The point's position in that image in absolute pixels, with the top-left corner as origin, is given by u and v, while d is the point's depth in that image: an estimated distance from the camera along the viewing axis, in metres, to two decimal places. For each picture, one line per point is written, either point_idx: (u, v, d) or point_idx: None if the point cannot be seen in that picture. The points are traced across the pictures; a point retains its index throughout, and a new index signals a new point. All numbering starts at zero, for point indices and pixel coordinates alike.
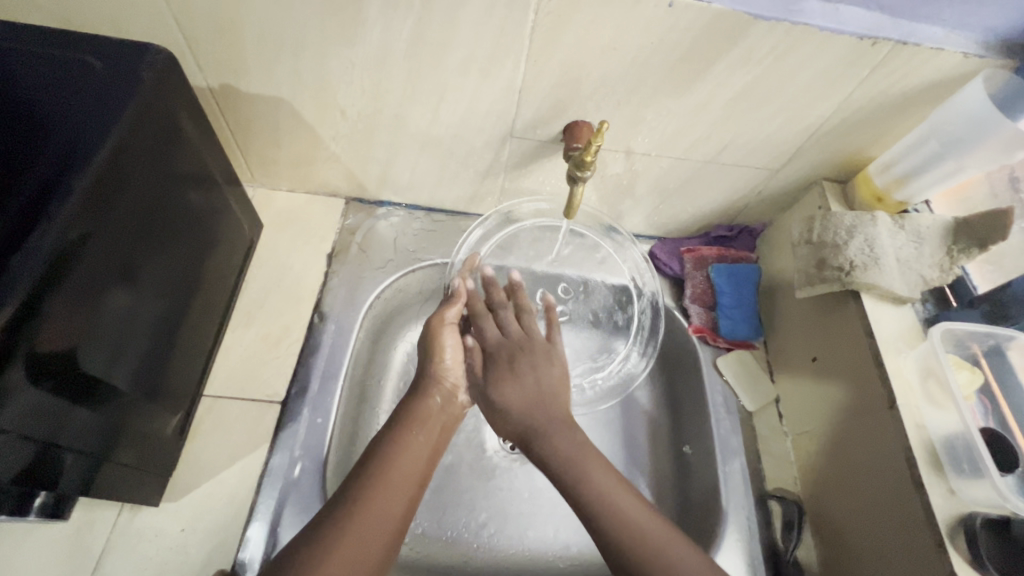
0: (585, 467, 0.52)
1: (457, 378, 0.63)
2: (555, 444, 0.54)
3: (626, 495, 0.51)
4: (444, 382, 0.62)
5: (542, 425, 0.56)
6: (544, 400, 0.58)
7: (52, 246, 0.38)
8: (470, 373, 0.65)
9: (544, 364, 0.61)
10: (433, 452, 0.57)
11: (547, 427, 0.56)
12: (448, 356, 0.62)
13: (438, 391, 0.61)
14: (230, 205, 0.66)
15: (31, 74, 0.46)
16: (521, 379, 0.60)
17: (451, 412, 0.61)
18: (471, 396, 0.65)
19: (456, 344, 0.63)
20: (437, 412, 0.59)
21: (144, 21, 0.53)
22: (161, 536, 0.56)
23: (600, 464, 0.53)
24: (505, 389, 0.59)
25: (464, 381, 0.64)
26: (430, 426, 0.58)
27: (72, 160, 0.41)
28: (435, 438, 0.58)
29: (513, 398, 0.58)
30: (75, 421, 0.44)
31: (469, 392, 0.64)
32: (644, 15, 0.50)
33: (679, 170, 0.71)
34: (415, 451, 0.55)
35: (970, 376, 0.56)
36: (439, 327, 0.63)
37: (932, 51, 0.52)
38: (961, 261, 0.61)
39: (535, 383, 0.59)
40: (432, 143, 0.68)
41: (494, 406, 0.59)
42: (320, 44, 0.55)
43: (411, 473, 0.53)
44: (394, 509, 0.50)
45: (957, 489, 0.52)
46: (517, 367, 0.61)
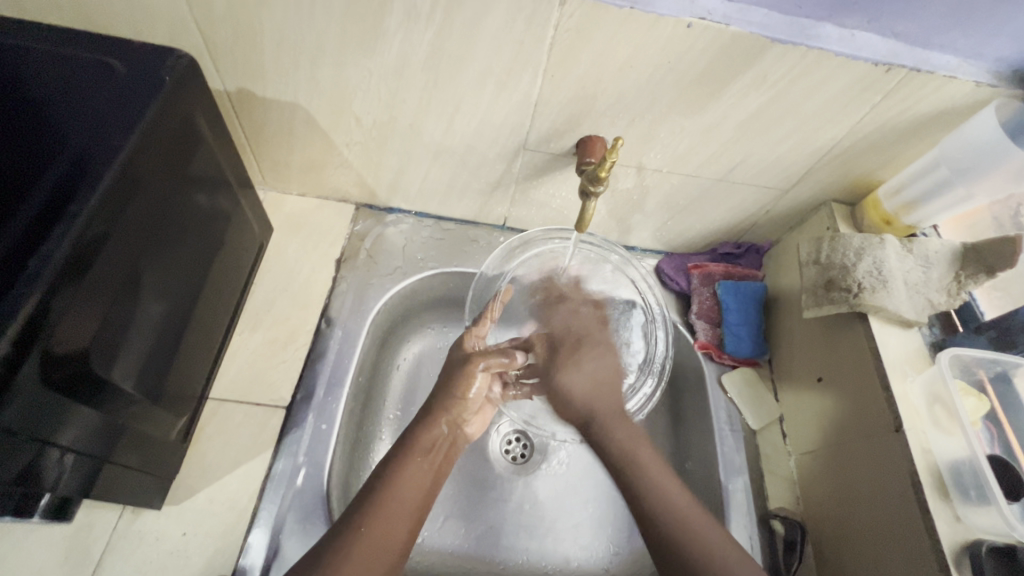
0: (638, 461, 0.58)
1: (470, 412, 0.66)
2: (609, 430, 0.61)
3: (692, 506, 0.54)
4: (465, 410, 0.65)
5: (629, 447, 0.59)
6: (603, 386, 0.64)
7: (70, 247, 0.38)
8: (483, 407, 0.67)
9: (603, 354, 0.67)
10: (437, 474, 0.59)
11: (604, 416, 0.62)
12: (474, 390, 0.65)
13: (444, 423, 0.63)
14: (242, 208, 0.66)
15: (53, 75, 0.46)
16: (582, 368, 0.65)
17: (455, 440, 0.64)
18: (476, 428, 0.67)
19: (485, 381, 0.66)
20: (443, 440, 0.62)
21: (165, 23, 0.53)
22: (162, 541, 0.56)
23: (651, 456, 0.59)
24: (570, 372, 0.65)
25: (473, 414, 0.66)
26: (434, 454, 0.60)
27: (90, 164, 0.42)
28: (439, 462, 0.60)
29: (574, 383, 0.64)
30: (79, 423, 0.44)
31: (472, 425, 0.67)
32: (662, 35, 0.50)
33: (690, 186, 0.71)
34: (415, 478, 0.56)
35: (976, 404, 0.57)
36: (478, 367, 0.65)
37: (944, 78, 0.53)
38: (968, 286, 0.61)
39: (592, 374, 0.65)
40: (446, 153, 0.68)
41: (562, 386, 0.65)
42: (339, 53, 0.56)
43: (413, 495, 0.55)
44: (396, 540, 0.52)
45: (963, 516, 0.52)
46: (577, 354, 0.66)
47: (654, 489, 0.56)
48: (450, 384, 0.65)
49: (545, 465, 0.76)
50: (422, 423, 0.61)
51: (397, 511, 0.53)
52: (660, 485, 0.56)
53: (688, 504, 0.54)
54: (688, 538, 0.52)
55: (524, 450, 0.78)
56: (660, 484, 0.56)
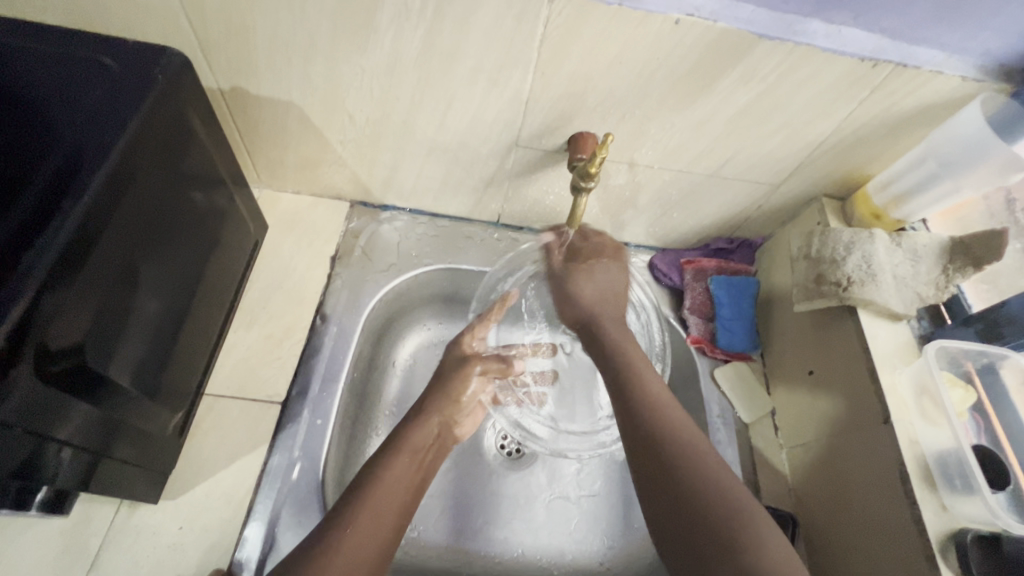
0: (633, 366, 0.57)
1: (462, 412, 0.68)
2: (605, 331, 0.62)
3: (676, 412, 0.53)
4: (456, 411, 0.68)
5: (624, 343, 0.61)
6: (608, 299, 0.65)
7: (65, 243, 0.39)
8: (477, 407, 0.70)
9: (614, 269, 0.68)
10: (423, 475, 0.61)
11: (602, 318, 0.63)
12: (468, 391, 0.69)
13: (435, 424, 0.65)
14: (237, 205, 0.67)
15: (46, 72, 0.46)
16: (593, 279, 0.66)
17: (443, 442, 0.66)
18: (467, 428, 0.70)
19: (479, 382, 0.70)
20: (434, 441, 0.64)
21: (159, 22, 0.53)
22: (159, 535, 0.56)
23: (651, 372, 0.58)
24: (582, 281, 0.66)
25: (466, 414, 0.69)
26: (424, 455, 0.62)
27: (85, 160, 0.42)
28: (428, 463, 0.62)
29: (589, 290, 0.66)
30: (77, 418, 0.44)
31: (465, 425, 0.69)
32: (651, 31, 0.51)
33: (681, 182, 0.72)
34: (402, 472, 0.57)
35: (963, 394, 0.57)
36: (474, 368, 0.70)
37: (931, 73, 0.54)
38: (956, 279, 0.62)
39: (603, 287, 0.66)
40: (439, 149, 0.69)
41: (570, 288, 0.67)
42: (332, 50, 0.56)
43: (400, 485, 0.56)
44: (383, 532, 0.52)
45: (949, 505, 0.53)
46: (594, 265, 0.67)
47: (642, 391, 0.55)
48: (444, 386, 0.68)
49: (540, 460, 0.77)
50: (414, 422, 0.63)
51: (388, 505, 0.54)
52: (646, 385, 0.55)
53: (668, 401, 0.54)
54: (680, 445, 0.49)
55: (519, 444, 0.78)
56: (642, 379, 0.56)
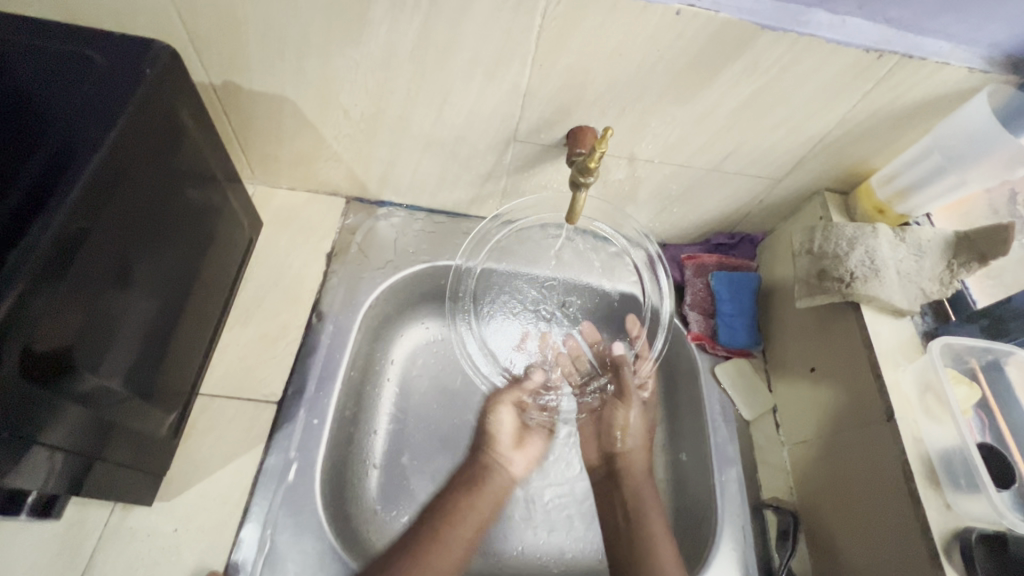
0: (644, 506, 0.69)
1: (508, 451, 0.74)
2: (633, 482, 0.71)
3: (660, 521, 0.68)
4: (496, 452, 0.73)
5: (640, 478, 0.72)
6: (646, 429, 0.74)
7: (51, 243, 0.38)
8: (523, 441, 0.75)
9: (631, 413, 0.74)
10: (482, 524, 0.68)
11: (626, 452, 0.73)
12: (500, 428, 0.74)
13: (496, 479, 0.72)
14: (230, 202, 0.66)
15: (32, 67, 0.45)
16: (630, 420, 0.73)
17: (502, 482, 0.72)
18: (521, 466, 0.74)
19: (509, 417, 0.74)
20: (489, 478, 0.71)
21: (148, 15, 0.52)
22: (153, 537, 0.56)
23: (659, 517, 0.69)
24: (620, 407, 0.74)
25: (513, 452, 0.74)
26: (485, 496, 0.70)
27: (73, 157, 0.41)
28: (489, 504, 0.70)
29: (625, 420, 0.73)
30: (67, 420, 0.44)
31: (520, 462, 0.74)
32: (651, 23, 0.50)
33: (682, 177, 0.71)
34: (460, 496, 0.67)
35: (968, 392, 0.57)
36: (498, 405, 0.74)
37: (937, 64, 0.52)
38: (961, 274, 0.61)
39: (637, 420, 0.74)
40: (436, 145, 0.68)
41: (614, 430, 0.74)
42: (326, 46, 0.55)
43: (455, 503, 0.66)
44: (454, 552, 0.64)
45: (953, 503, 0.52)
46: (617, 407, 0.74)
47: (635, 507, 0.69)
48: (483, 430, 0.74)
49: (539, 457, 0.76)
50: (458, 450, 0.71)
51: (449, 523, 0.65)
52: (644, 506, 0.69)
53: (658, 524, 0.67)
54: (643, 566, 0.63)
55: None
56: (654, 534, 0.66)
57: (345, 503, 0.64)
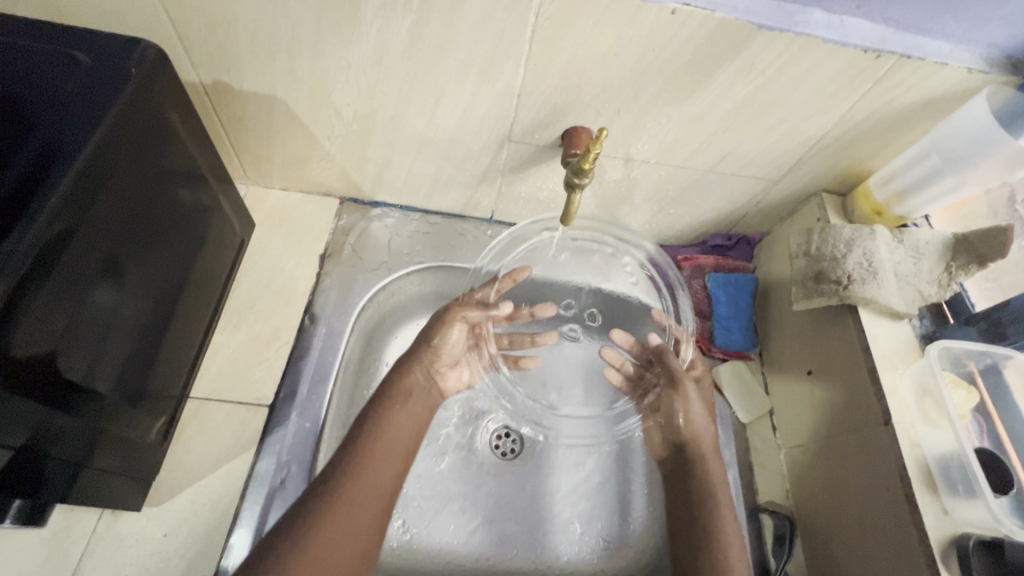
0: (717, 510, 0.59)
1: (445, 367, 0.68)
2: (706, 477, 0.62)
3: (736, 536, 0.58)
4: (435, 368, 0.67)
5: (714, 479, 0.62)
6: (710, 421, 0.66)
7: (33, 246, 0.37)
8: (459, 363, 0.70)
9: (689, 399, 0.67)
10: (418, 431, 0.61)
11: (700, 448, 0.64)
12: (450, 340, 0.67)
13: (421, 369, 0.65)
14: (221, 203, 0.65)
15: (15, 66, 0.44)
16: (693, 403, 0.66)
17: (432, 391, 0.66)
18: (453, 383, 0.70)
19: (460, 333, 0.68)
20: (418, 389, 0.64)
21: (135, 13, 0.51)
22: (142, 543, 0.55)
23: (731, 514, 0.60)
24: (680, 392, 0.68)
25: (450, 368, 0.69)
26: (411, 404, 0.62)
27: (56, 159, 0.40)
28: (417, 415, 0.62)
29: (691, 408, 0.66)
30: (51, 426, 0.43)
31: (452, 379, 0.70)
32: (646, 22, 0.49)
33: (678, 178, 0.70)
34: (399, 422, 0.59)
35: (965, 396, 0.56)
36: (452, 318, 0.67)
37: (935, 65, 0.52)
38: (959, 277, 0.60)
39: (700, 409, 0.66)
40: (430, 145, 0.67)
41: (676, 417, 0.67)
42: (317, 44, 0.54)
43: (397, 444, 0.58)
44: (384, 480, 0.55)
45: (951, 509, 0.52)
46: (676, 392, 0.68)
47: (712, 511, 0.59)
48: (426, 337, 0.66)
49: (535, 459, 0.76)
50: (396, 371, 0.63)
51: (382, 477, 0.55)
52: (721, 511, 0.59)
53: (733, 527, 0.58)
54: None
55: (513, 445, 0.77)
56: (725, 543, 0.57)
57: None
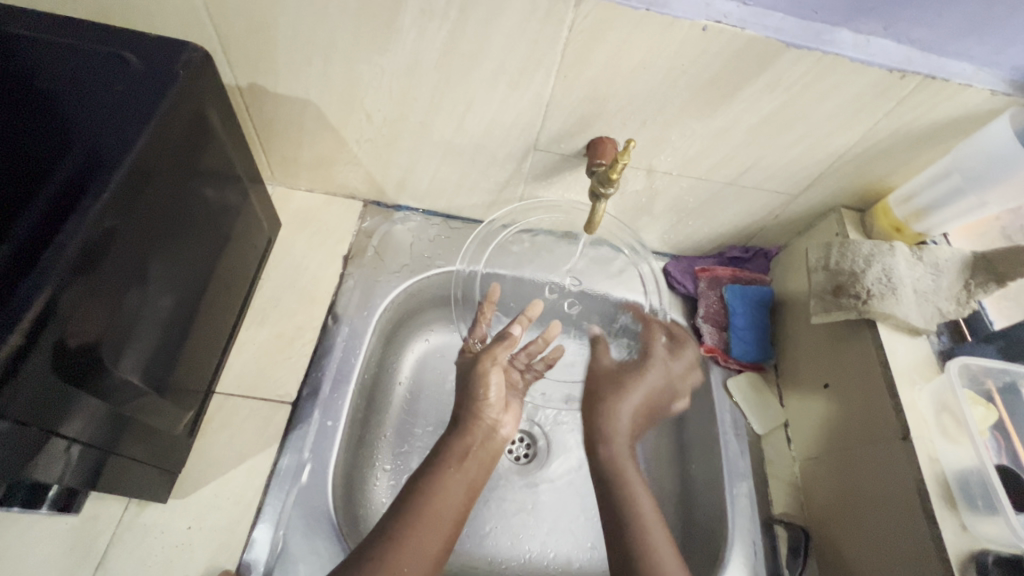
0: (624, 477, 0.62)
1: (498, 412, 0.64)
2: (611, 450, 0.66)
3: (659, 527, 0.57)
4: (483, 417, 0.63)
5: (615, 437, 0.67)
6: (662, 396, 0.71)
7: (83, 241, 0.38)
8: (507, 407, 0.66)
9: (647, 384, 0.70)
10: (470, 489, 0.58)
11: (612, 436, 0.67)
12: (492, 391, 0.63)
13: (479, 427, 0.62)
14: (250, 202, 0.66)
15: (68, 66, 0.46)
16: (630, 401, 0.69)
17: (491, 445, 0.62)
18: (512, 426, 0.66)
19: (500, 381, 0.64)
20: (477, 446, 0.61)
21: (180, 17, 0.53)
22: (167, 534, 0.56)
23: (649, 501, 0.60)
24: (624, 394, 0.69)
25: (502, 415, 0.65)
26: (468, 464, 0.59)
27: (104, 156, 0.42)
28: (473, 474, 0.59)
29: (628, 405, 0.69)
30: (86, 413, 0.44)
31: (507, 426, 0.65)
32: (677, 38, 0.50)
33: (699, 190, 0.71)
34: (452, 488, 0.56)
35: (984, 413, 0.57)
36: (487, 366, 0.63)
37: (959, 86, 0.53)
38: (977, 295, 0.61)
39: (641, 400, 0.69)
40: (456, 152, 0.68)
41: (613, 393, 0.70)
42: (353, 51, 0.56)
43: (453, 496, 0.55)
44: (434, 544, 0.51)
45: (970, 525, 0.52)
46: (626, 384, 0.70)
47: (614, 470, 0.64)
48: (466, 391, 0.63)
49: (548, 465, 0.76)
50: (453, 433, 0.61)
51: (437, 517, 0.53)
52: (629, 485, 0.61)
53: (644, 497, 0.60)
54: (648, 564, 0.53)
55: (527, 450, 0.78)
56: (635, 497, 0.60)
57: (355, 507, 0.64)
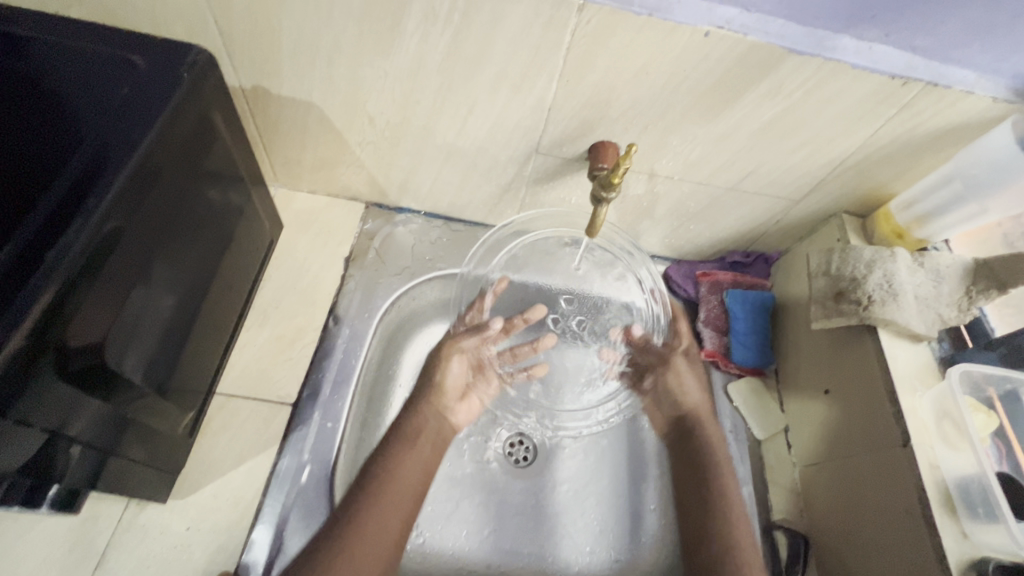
0: (717, 461, 0.66)
1: (453, 401, 0.70)
2: (706, 433, 0.68)
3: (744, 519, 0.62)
4: (440, 403, 0.68)
5: (704, 416, 0.70)
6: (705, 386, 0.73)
7: (88, 241, 0.38)
8: (464, 396, 0.71)
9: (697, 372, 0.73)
10: (427, 471, 0.62)
11: (700, 415, 0.70)
12: (450, 376, 0.69)
13: (432, 414, 0.67)
14: (253, 203, 0.66)
15: (73, 68, 0.46)
16: (690, 380, 0.72)
17: (442, 432, 0.67)
18: (463, 416, 0.71)
19: (460, 369, 0.69)
20: (429, 430, 0.65)
21: (185, 19, 0.53)
22: (166, 535, 0.56)
23: (735, 487, 0.64)
24: (683, 374, 0.72)
25: (456, 402, 0.70)
26: (421, 445, 0.63)
27: (110, 158, 0.42)
28: (427, 455, 0.63)
29: (688, 382, 0.72)
30: (87, 414, 0.44)
31: (460, 413, 0.71)
32: (679, 44, 0.50)
33: (701, 195, 0.71)
34: (409, 471, 0.59)
35: (985, 419, 0.57)
36: (451, 351, 0.69)
37: (961, 93, 0.53)
38: (978, 301, 0.61)
39: (698, 383, 0.72)
40: (459, 155, 0.69)
41: (672, 387, 0.72)
42: (357, 54, 0.56)
43: (410, 482, 0.59)
44: (393, 526, 0.55)
45: (970, 533, 0.52)
46: (680, 370, 0.72)
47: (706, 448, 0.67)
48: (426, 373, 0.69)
49: (548, 469, 0.76)
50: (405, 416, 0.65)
51: (394, 502, 0.56)
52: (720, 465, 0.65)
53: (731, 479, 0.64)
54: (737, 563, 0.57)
55: (526, 453, 0.77)
56: (725, 486, 0.64)
57: (355, 509, 0.64)
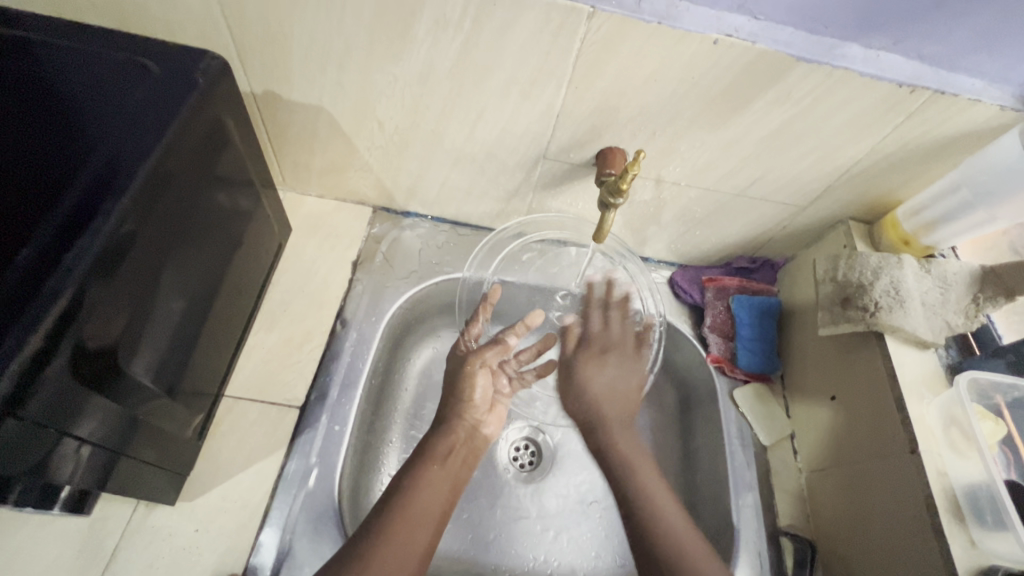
0: (644, 473, 0.59)
1: (483, 413, 0.69)
2: (615, 444, 0.62)
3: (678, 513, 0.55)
4: (471, 412, 0.67)
5: (613, 419, 0.64)
6: (620, 390, 0.67)
7: (104, 244, 0.39)
8: (491, 407, 0.70)
9: (627, 368, 0.68)
10: (454, 486, 0.60)
11: (610, 418, 0.64)
12: (478, 391, 0.68)
13: (462, 427, 0.65)
14: (262, 207, 0.67)
15: (89, 73, 0.47)
16: (605, 369, 0.68)
17: (473, 445, 0.66)
18: (495, 427, 0.70)
19: (485, 382, 0.69)
20: (461, 444, 0.64)
21: (199, 24, 0.54)
22: (174, 537, 0.56)
23: (667, 495, 0.57)
24: (597, 370, 0.68)
25: (485, 415, 0.69)
26: (452, 461, 0.61)
27: (124, 162, 0.42)
28: (457, 470, 0.62)
29: (599, 383, 0.67)
30: (99, 416, 0.44)
31: (489, 425, 0.69)
32: (688, 51, 0.51)
33: (708, 200, 0.71)
34: (436, 485, 0.57)
35: (994, 427, 0.57)
36: (475, 367, 0.69)
37: (969, 101, 0.53)
38: (986, 308, 0.61)
39: (612, 380, 0.67)
40: (467, 160, 0.69)
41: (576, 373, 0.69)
42: (368, 60, 0.56)
43: (437, 495, 0.57)
44: (423, 537, 0.52)
45: (979, 541, 0.52)
46: (606, 355, 0.69)
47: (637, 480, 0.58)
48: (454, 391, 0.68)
49: (553, 473, 0.76)
50: (439, 430, 0.64)
51: (422, 513, 0.54)
52: (648, 486, 0.57)
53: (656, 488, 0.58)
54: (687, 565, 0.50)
55: (531, 457, 0.78)
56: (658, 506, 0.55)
57: (361, 513, 0.64)
